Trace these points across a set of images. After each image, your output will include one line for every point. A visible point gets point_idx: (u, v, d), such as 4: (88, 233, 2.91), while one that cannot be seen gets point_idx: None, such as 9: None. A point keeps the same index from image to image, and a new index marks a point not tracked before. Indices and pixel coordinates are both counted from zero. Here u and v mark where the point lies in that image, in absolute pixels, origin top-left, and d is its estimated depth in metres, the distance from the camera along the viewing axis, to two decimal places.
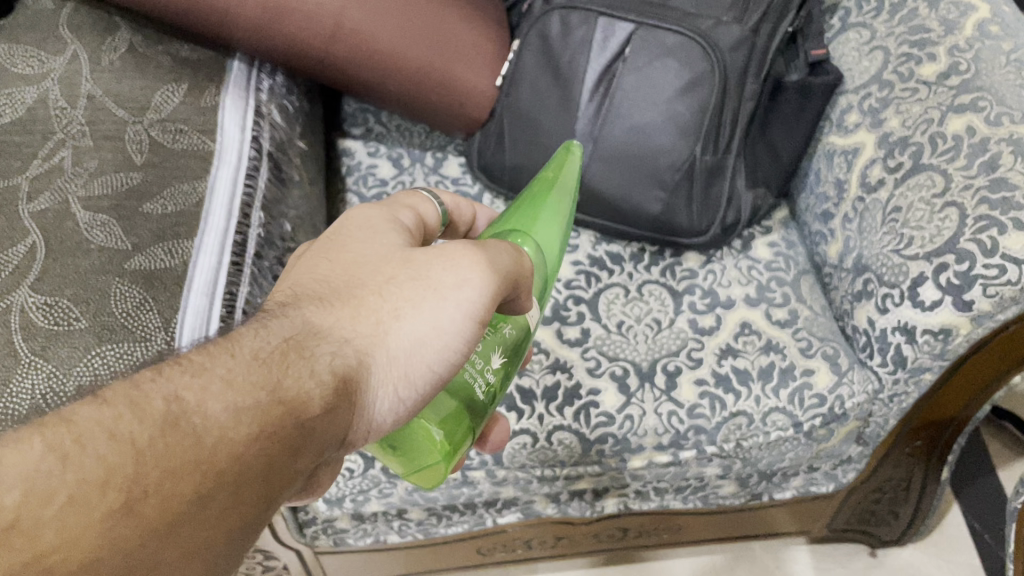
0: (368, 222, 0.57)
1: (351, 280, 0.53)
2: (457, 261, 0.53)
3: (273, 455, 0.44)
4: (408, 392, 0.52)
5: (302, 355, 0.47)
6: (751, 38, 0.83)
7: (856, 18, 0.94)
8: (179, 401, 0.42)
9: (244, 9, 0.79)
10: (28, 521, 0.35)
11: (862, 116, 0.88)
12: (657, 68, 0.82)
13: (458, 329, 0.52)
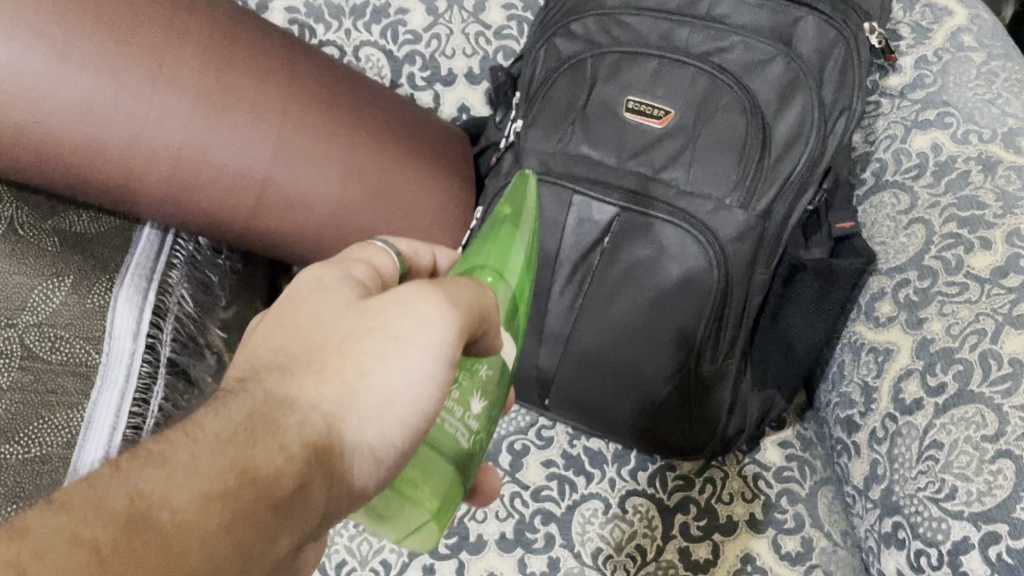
0: (317, 282, 0.46)
1: (311, 344, 0.44)
2: (413, 304, 0.44)
3: (249, 538, 0.38)
4: (388, 452, 0.45)
5: (270, 429, 0.40)
6: (761, 224, 0.68)
7: (892, 176, 0.78)
8: (143, 495, 0.36)
9: (150, 179, 0.67)
10: None
11: (897, 308, 0.73)
12: (645, 265, 0.68)
13: (431, 375, 0.44)
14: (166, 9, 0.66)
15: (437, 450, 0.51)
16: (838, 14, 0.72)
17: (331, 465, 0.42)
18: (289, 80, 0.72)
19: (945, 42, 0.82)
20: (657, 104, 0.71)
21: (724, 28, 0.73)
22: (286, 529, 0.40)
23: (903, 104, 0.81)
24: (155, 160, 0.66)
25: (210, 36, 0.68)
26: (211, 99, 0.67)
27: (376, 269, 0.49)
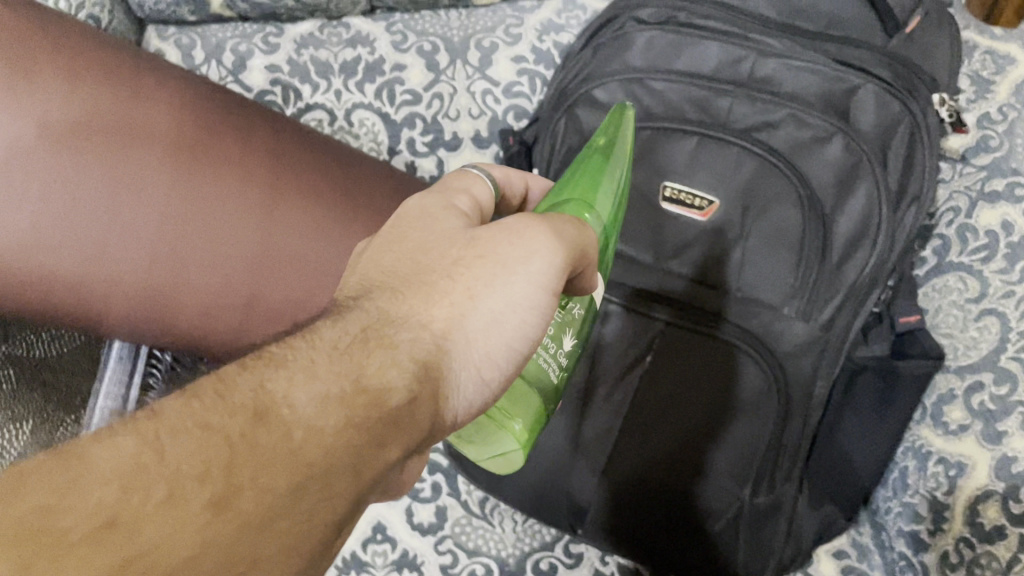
0: (421, 212, 0.43)
1: (422, 261, 0.40)
2: (522, 231, 0.41)
3: (359, 446, 0.34)
4: (495, 374, 0.41)
5: (382, 343, 0.36)
6: (824, 335, 0.60)
7: (957, 256, 0.70)
8: (265, 391, 0.33)
9: (123, 276, 0.56)
10: (127, 518, 0.28)
11: (970, 415, 0.65)
12: (696, 388, 0.60)
13: (534, 306, 0.41)
14: (117, 112, 0.57)
15: (528, 379, 0.49)
16: (901, 82, 0.63)
17: (439, 386, 0.38)
18: (271, 170, 0.61)
19: (1010, 96, 0.74)
20: (698, 193, 0.62)
21: (772, 100, 0.64)
22: (397, 443, 0.35)
23: (966, 169, 0.72)
24: (118, 288, 0.56)
25: (174, 132, 0.58)
26: (178, 209, 0.57)
27: (476, 200, 0.46)
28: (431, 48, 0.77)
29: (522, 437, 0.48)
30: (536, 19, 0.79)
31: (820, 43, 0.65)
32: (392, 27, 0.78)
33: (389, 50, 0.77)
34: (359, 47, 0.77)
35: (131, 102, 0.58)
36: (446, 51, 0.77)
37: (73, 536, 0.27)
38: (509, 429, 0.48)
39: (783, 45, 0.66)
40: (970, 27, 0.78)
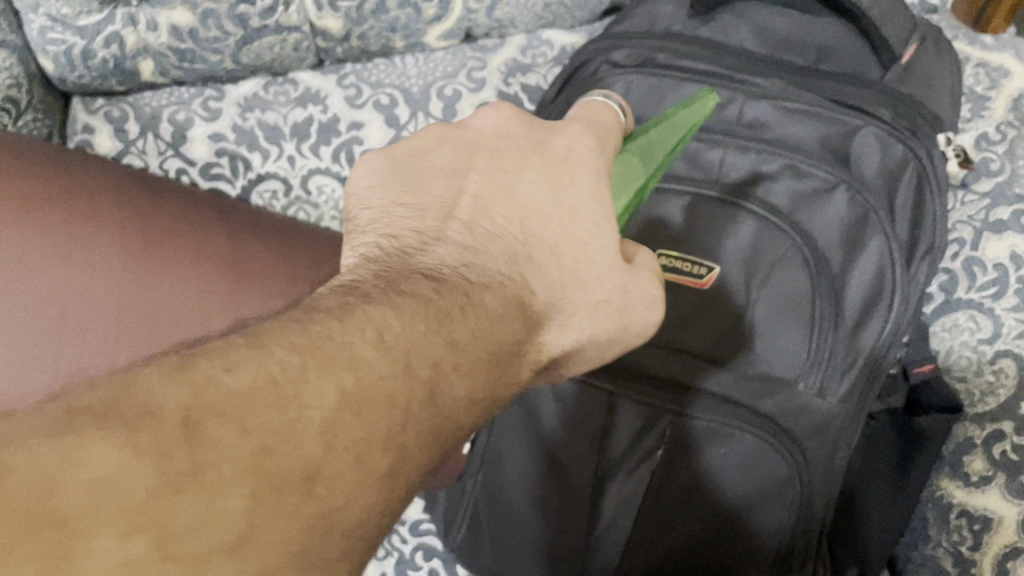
0: (587, 174, 0.41)
1: (560, 250, 0.40)
2: (652, 302, 0.42)
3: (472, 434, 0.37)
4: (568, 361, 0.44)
5: (518, 348, 0.37)
6: (844, 410, 0.56)
7: (965, 293, 0.66)
8: (439, 374, 0.33)
9: (99, 284, 0.52)
10: (329, 474, 0.28)
11: (993, 466, 0.62)
12: (719, 478, 0.56)
13: (618, 351, 0.43)
14: (58, 225, 0.53)
15: None
16: (903, 121, 0.58)
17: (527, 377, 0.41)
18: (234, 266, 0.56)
19: (1007, 113, 0.70)
20: (697, 260, 0.58)
21: (768, 151, 0.59)
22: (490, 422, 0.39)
23: (968, 197, 0.68)
24: (92, 302, 0.51)
25: (122, 245, 0.53)
26: (144, 238, 0.54)
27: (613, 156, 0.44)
28: (389, 101, 0.71)
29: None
30: (500, 59, 0.73)
31: (813, 80, 0.60)
32: (344, 79, 0.71)
33: (343, 106, 0.71)
34: (309, 106, 0.70)
35: (71, 220, 0.53)
36: (406, 103, 0.71)
37: (285, 483, 0.27)
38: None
39: (773, 85, 0.61)
40: (959, 37, 0.74)
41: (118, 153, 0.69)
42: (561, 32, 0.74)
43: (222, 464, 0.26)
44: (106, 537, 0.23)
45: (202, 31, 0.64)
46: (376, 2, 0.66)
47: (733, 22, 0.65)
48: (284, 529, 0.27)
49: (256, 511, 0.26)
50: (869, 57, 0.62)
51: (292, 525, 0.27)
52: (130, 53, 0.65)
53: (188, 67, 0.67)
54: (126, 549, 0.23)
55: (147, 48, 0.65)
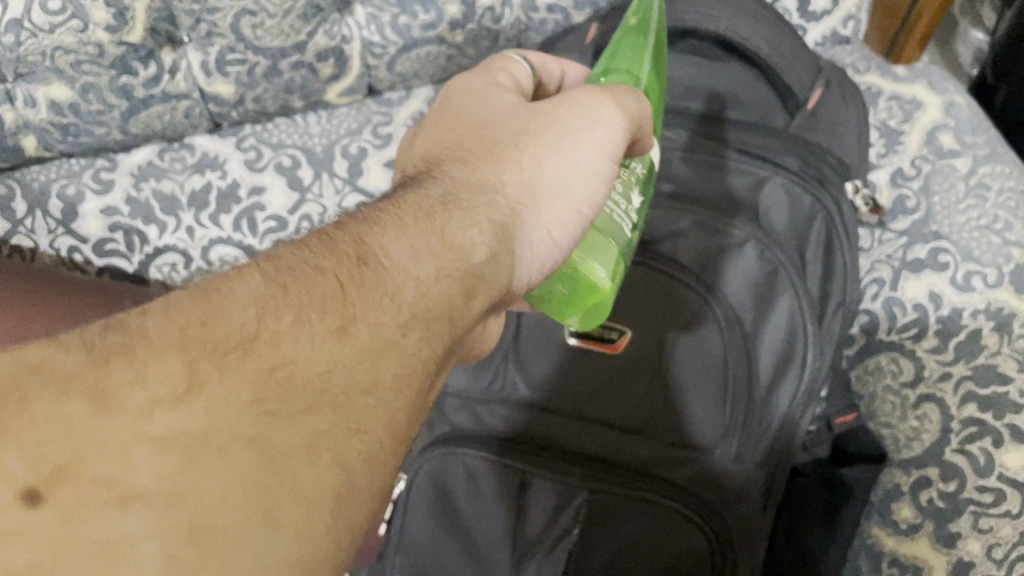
0: (471, 91, 0.45)
1: (481, 131, 0.42)
2: (592, 105, 0.41)
3: (453, 302, 0.35)
4: (565, 235, 0.41)
5: (461, 208, 0.37)
6: (761, 474, 0.55)
7: (888, 335, 0.65)
8: (363, 241, 0.33)
9: None
10: (267, 335, 0.29)
11: (920, 513, 0.60)
12: (640, 553, 0.54)
13: (600, 173, 0.41)
14: None
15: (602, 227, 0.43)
16: (810, 171, 0.58)
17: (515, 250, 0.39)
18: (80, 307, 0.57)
19: (921, 147, 0.69)
20: (608, 323, 0.56)
21: (673, 208, 0.58)
22: (480, 296, 0.36)
23: (885, 236, 0.67)
24: None
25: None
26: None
27: (517, 77, 0.47)
28: (291, 163, 0.69)
29: (603, 286, 0.43)
30: (406, 112, 0.71)
31: (716, 131, 0.59)
32: (243, 142, 0.69)
33: (244, 171, 0.68)
34: (208, 172, 0.68)
35: None
36: (309, 164, 0.69)
37: (219, 347, 0.28)
38: (592, 278, 0.43)
39: (679, 137, 0.59)
40: (871, 70, 0.73)
41: (6, 233, 0.65)
42: None
43: (152, 342, 0.27)
44: (40, 398, 0.25)
45: (84, 104, 0.61)
46: (268, 66, 0.63)
47: None
48: (235, 384, 0.27)
49: (196, 368, 0.27)
50: (775, 104, 0.61)
51: (242, 379, 0.28)
52: (11, 130, 0.62)
53: (74, 141, 0.64)
54: (66, 407, 0.25)
55: (28, 124, 0.62)
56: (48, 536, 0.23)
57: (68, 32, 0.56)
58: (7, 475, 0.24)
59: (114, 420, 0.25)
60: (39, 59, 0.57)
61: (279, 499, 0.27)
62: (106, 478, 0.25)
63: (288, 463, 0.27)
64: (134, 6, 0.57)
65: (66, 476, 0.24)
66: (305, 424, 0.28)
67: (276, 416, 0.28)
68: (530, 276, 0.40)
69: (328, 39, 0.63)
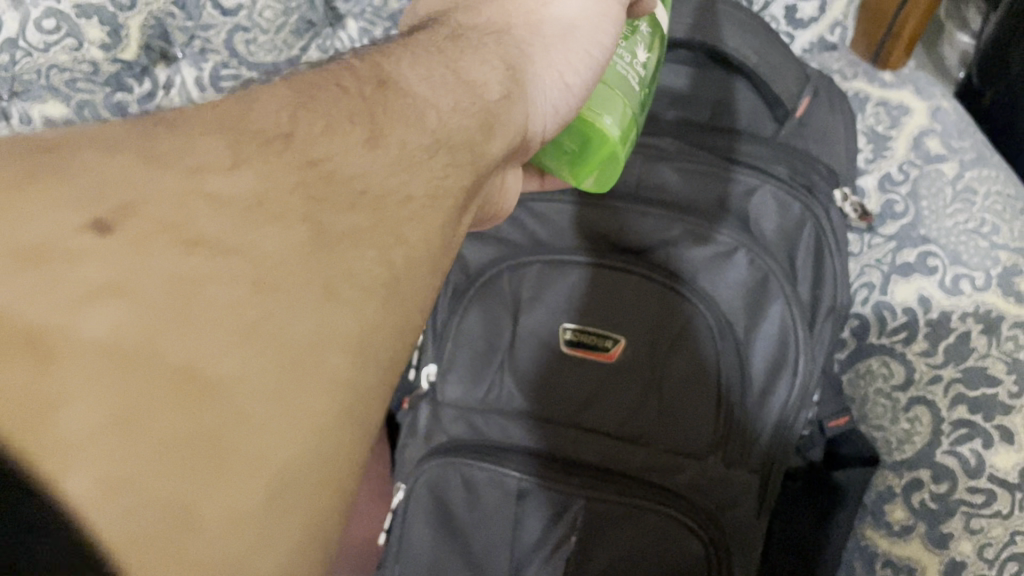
0: None
1: None
2: None
3: (474, 134, 0.36)
4: (575, 78, 0.44)
5: (471, 49, 0.40)
6: (756, 480, 0.56)
7: (879, 338, 0.66)
8: (385, 67, 0.35)
9: None
10: (302, 135, 0.29)
11: (914, 514, 0.61)
12: (638, 561, 0.54)
13: (605, 20, 0.45)
14: None
15: (610, 80, 0.48)
16: (798, 178, 0.59)
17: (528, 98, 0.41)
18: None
19: (908, 152, 0.70)
20: (602, 331, 0.57)
21: (664, 216, 0.58)
22: (499, 138, 0.38)
23: (874, 240, 0.69)
24: None
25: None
26: None
27: None
28: None
29: (610, 133, 0.48)
30: None
31: (707, 139, 0.60)
32: None
33: None
34: None
35: None
36: None
37: (261, 136, 0.28)
38: (598, 126, 0.47)
39: (671, 146, 0.60)
40: (859, 76, 0.74)
41: None
42: None
43: (194, 128, 0.27)
44: (88, 154, 0.25)
45: None
46: (260, 81, 0.62)
47: None
48: (281, 168, 0.27)
49: (239, 152, 0.27)
50: (764, 112, 0.61)
51: (286, 164, 0.28)
52: None
53: None
54: (117, 165, 0.24)
55: None
56: (145, 307, 0.22)
57: (63, 51, 0.58)
58: (65, 204, 0.23)
59: (172, 177, 0.25)
60: (33, 78, 0.58)
61: (338, 275, 0.26)
62: (168, 221, 0.24)
63: (333, 250, 0.27)
64: (128, 24, 0.58)
65: (128, 279, 0.22)
66: (351, 216, 0.28)
67: (324, 199, 0.28)
68: (546, 119, 0.42)
69: (320, 53, 0.62)
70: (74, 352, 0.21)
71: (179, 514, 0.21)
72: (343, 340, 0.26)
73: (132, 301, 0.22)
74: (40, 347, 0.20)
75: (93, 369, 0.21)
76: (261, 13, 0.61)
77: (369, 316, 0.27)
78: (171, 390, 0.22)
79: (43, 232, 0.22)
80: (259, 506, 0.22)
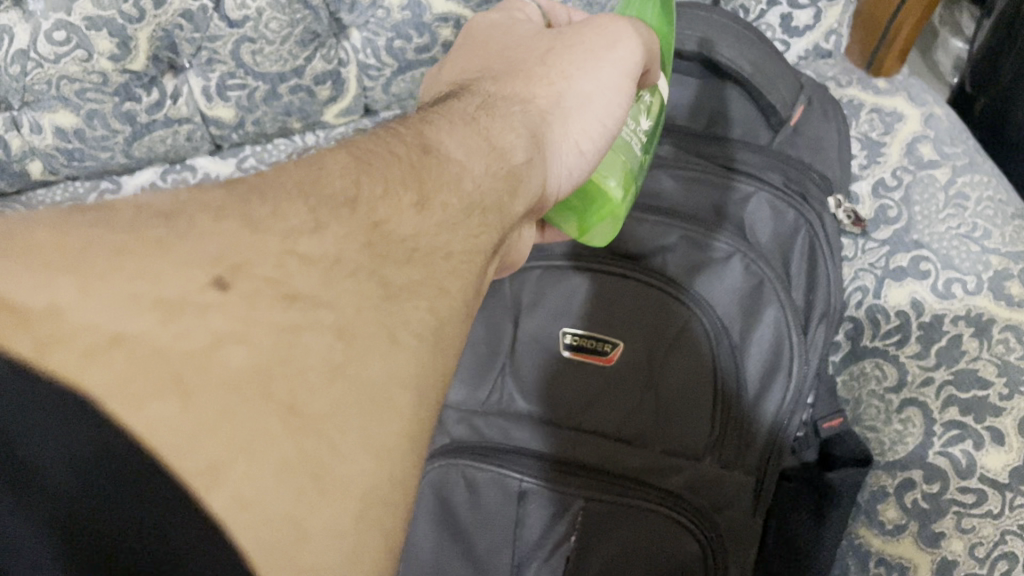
0: (496, 23, 0.50)
1: (510, 58, 0.48)
2: (613, 38, 0.47)
3: (502, 196, 0.39)
4: (589, 145, 0.47)
5: (496, 117, 0.42)
6: (751, 481, 0.58)
7: (872, 342, 0.67)
8: (425, 135, 0.38)
9: None
10: (366, 197, 0.32)
11: (906, 514, 0.63)
12: (637, 558, 0.56)
13: (618, 90, 0.47)
14: None
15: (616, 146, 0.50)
16: (793, 186, 0.60)
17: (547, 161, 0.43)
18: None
19: (901, 158, 0.71)
20: (601, 335, 0.58)
21: (660, 222, 0.59)
22: (523, 196, 0.40)
23: (868, 244, 0.70)
24: None
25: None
26: None
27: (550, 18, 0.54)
28: None
29: (613, 194, 0.51)
30: None
31: (703, 147, 0.61)
32: (245, 163, 0.70)
33: None
34: None
35: None
36: None
37: (332, 200, 0.31)
38: (603, 188, 0.51)
39: (668, 154, 0.62)
40: (853, 83, 0.75)
41: None
42: None
43: (279, 191, 0.30)
44: (199, 215, 0.27)
45: (89, 130, 0.63)
46: (267, 89, 0.65)
47: None
48: (352, 228, 0.30)
49: (318, 213, 0.30)
50: (759, 121, 0.63)
51: (353, 226, 0.31)
52: (17, 156, 0.63)
53: (79, 165, 0.65)
54: (223, 224, 0.28)
55: (34, 150, 0.63)
56: (260, 354, 0.25)
57: (73, 62, 0.58)
58: (186, 259, 0.26)
59: (269, 240, 0.28)
60: (44, 88, 0.59)
61: (403, 325, 0.30)
62: (271, 278, 0.27)
63: (399, 298, 0.30)
64: (136, 36, 0.58)
65: (245, 331, 0.26)
66: (407, 271, 0.31)
67: (387, 257, 0.31)
68: (560, 182, 0.46)
69: (325, 62, 0.65)
70: (200, 383, 0.24)
71: (292, 530, 0.24)
72: (415, 377, 0.29)
73: (244, 341, 0.25)
74: (181, 379, 0.24)
75: (219, 407, 0.24)
76: (267, 25, 0.60)
77: (433, 358, 0.30)
78: (282, 425, 0.25)
79: (171, 282, 0.25)
80: (354, 521, 0.25)
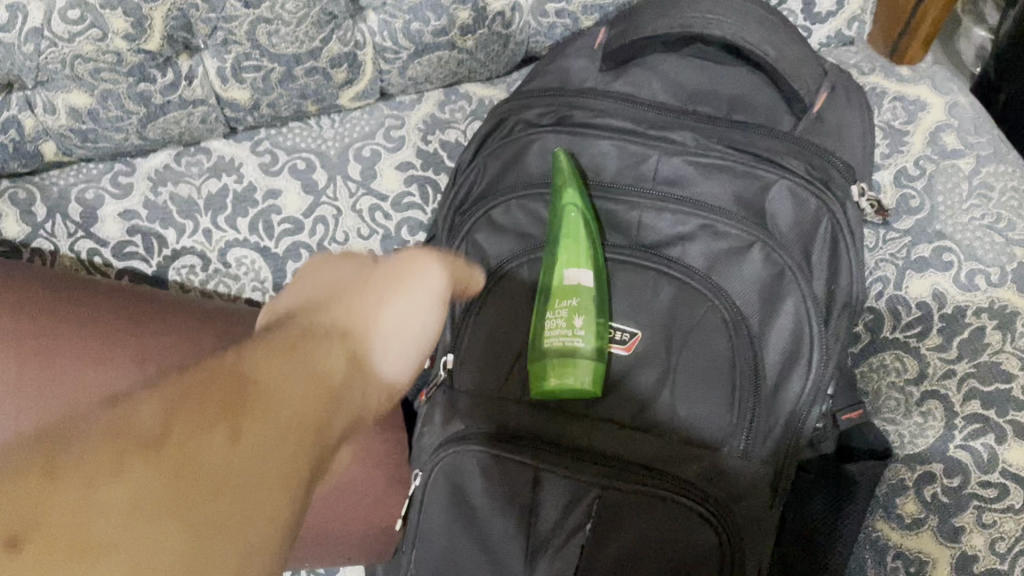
0: (400, 311, 0.46)
1: (327, 288, 0.48)
2: (427, 298, 0.48)
3: (347, 330, 0.44)
4: (418, 354, 0.47)
5: (349, 269, 0.49)
6: (768, 471, 0.57)
7: (894, 333, 0.66)
8: (304, 284, 0.50)
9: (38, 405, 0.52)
10: (229, 369, 0.37)
11: (924, 508, 0.62)
12: (653, 549, 0.55)
13: (434, 318, 0.48)
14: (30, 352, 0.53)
15: (567, 357, 0.55)
16: (816, 174, 0.59)
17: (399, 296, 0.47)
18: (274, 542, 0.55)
19: (924, 147, 0.70)
20: (619, 325, 0.58)
21: (646, 261, 0.58)
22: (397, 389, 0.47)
23: (889, 235, 0.68)
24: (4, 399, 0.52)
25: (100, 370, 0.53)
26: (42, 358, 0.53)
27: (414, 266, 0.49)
28: (306, 167, 0.71)
29: (577, 392, 0.55)
30: (417, 116, 0.73)
31: (724, 134, 0.60)
32: (258, 146, 0.71)
33: (259, 174, 0.71)
34: (224, 176, 0.70)
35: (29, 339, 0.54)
36: (323, 167, 0.71)
37: (177, 374, 0.37)
38: (575, 390, 0.55)
39: (689, 140, 0.60)
40: (875, 71, 0.74)
41: (25, 237, 0.67)
42: (478, 86, 0.74)
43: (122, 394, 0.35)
44: (105, 398, 0.35)
45: (102, 111, 0.62)
46: (283, 72, 0.64)
47: (645, 76, 0.63)
48: (167, 386, 0.35)
49: (180, 379, 0.36)
50: (782, 107, 0.62)
51: (170, 386, 0.35)
52: (30, 137, 0.63)
53: (92, 146, 0.65)
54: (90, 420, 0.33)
55: (47, 130, 0.63)
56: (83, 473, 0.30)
57: (88, 41, 0.57)
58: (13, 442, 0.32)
59: (105, 406, 0.34)
60: (59, 67, 0.58)
61: (233, 433, 0.34)
62: (110, 426, 0.32)
63: (245, 416, 0.35)
64: (152, 15, 0.57)
65: (58, 445, 0.31)
66: (298, 393, 0.38)
67: (236, 409, 0.35)
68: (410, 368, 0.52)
69: (341, 45, 0.64)
70: (70, 460, 0.30)
71: (85, 548, 0.28)
72: (241, 471, 0.33)
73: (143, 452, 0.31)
74: (54, 478, 0.30)
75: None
76: (285, 6, 0.60)
77: (297, 466, 0.36)
78: (69, 552, 0.28)
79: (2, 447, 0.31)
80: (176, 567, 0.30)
